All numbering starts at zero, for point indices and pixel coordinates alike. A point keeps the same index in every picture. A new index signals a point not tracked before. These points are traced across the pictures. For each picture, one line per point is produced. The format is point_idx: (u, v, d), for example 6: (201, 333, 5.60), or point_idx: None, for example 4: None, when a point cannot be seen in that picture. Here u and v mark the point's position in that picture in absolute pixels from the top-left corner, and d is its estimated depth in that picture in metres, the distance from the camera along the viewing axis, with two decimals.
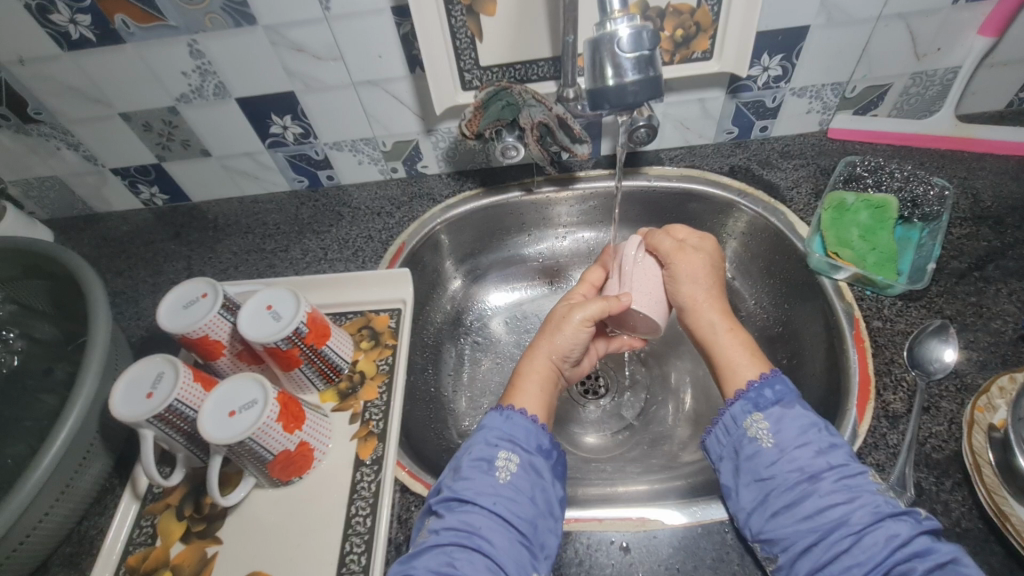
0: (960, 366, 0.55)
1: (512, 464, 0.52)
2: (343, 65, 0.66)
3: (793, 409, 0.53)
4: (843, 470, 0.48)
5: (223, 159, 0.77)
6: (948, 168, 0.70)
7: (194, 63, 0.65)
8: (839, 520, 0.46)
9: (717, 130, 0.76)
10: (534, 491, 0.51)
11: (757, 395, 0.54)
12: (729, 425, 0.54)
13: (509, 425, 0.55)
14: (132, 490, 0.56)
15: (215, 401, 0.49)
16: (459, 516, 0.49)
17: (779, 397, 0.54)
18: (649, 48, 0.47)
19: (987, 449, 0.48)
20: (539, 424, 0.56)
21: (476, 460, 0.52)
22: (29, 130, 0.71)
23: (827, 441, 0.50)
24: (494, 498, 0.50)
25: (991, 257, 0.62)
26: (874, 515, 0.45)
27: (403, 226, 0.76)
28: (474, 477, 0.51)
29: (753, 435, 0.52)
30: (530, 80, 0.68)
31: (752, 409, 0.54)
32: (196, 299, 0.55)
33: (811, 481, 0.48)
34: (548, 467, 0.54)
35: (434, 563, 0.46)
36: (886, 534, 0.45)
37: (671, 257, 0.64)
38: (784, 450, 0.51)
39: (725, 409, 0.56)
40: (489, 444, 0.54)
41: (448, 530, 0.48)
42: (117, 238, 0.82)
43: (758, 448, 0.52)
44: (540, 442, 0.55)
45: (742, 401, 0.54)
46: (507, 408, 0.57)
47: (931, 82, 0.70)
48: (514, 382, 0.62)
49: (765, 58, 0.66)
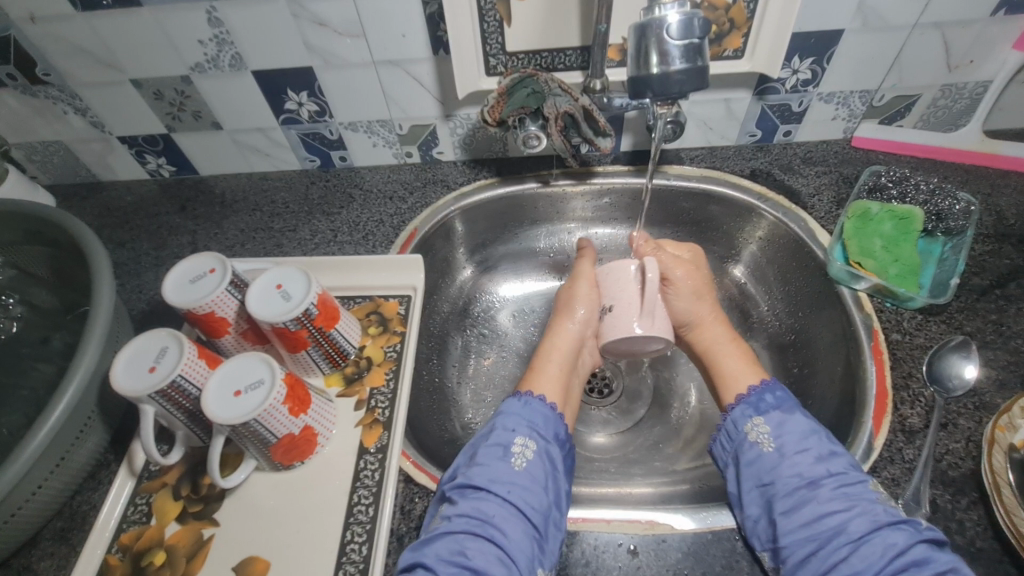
0: (979, 383, 0.54)
1: (528, 451, 0.54)
2: (365, 43, 0.64)
3: (793, 414, 0.55)
4: (842, 477, 0.49)
5: (234, 133, 0.75)
6: (972, 183, 0.69)
7: (211, 32, 0.63)
8: (838, 527, 0.47)
9: (740, 132, 0.74)
10: (547, 481, 0.53)
11: (757, 399, 0.57)
12: (731, 430, 0.56)
13: (529, 411, 0.57)
14: (128, 466, 0.54)
15: (221, 377, 0.48)
16: (473, 503, 0.49)
17: (779, 403, 0.56)
18: (698, 37, 0.46)
19: (1007, 469, 0.47)
20: (557, 412, 0.59)
21: (492, 447, 0.53)
22: (36, 91, 0.69)
23: (826, 448, 0.51)
24: (510, 487, 0.51)
25: (1013, 276, 0.62)
26: (874, 524, 0.46)
27: (415, 211, 0.75)
28: (491, 463, 0.52)
29: (755, 439, 0.54)
30: (557, 69, 0.66)
31: (753, 413, 0.56)
32: (203, 274, 0.53)
33: (810, 487, 0.50)
34: (560, 457, 0.56)
35: (445, 550, 0.46)
36: (885, 543, 0.45)
37: (672, 271, 0.65)
38: (784, 455, 0.52)
39: (727, 415, 0.58)
40: (507, 430, 0.55)
41: (460, 516, 0.48)
42: (120, 208, 0.80)
43: (759, 452, 0.53)
44: (556, 432, 0.57)
45: (743, 406, 0.57)
46: (526, 394, 0.59)
47: (961, 94, 0.69)
48: (534, 364, 0.64)
49: (796, 60, 0.65)
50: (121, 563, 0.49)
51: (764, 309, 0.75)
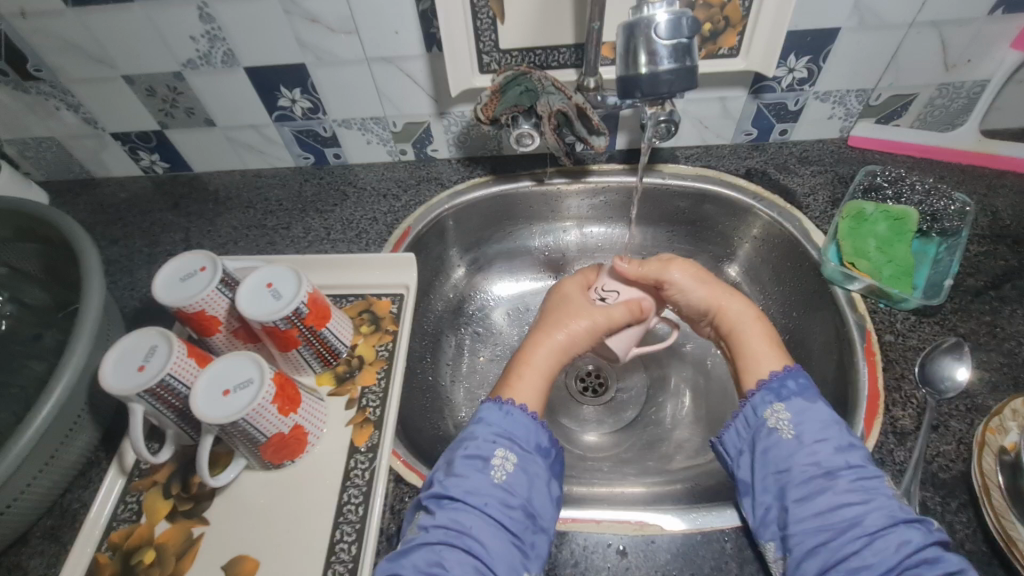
0: (971, 386, 0.54)
1: (509, 463, 0.51)
2: (358, 40, 0.63)
3: (815, 403, 0.52)
4: (861, 471, 0.48)
5: (227, 130, 0.75)
6: (968, 184, 0.69)
7: (203, 28, 0.62)
8: (853, 520, 0.46)
9: (736, 130, 0.74)
10: (529, 492, 0.50)
11: (780, 385, 0.54)
12: (749, 416, 0.54)
13: (509, 422, 0.54)
14: (119, 465, 0.54)
15: (210, 376, 0.48)
16: (450, 514, 0.48)
17: (802, 390, 0.53)
18: (688, 36, 0.46)
19: (996, 472, 0.47)
20: (539, 420, 0.55)
21: (471, 457, 0.51)
22: (28, 87, 0.69)
23: (846, 440, 0.50)
24: (488, 499, 0.49)
25: (1007, 277, 0.61)
26: (890, 519, 0.45)
27: (409, 209, 0.75)
28: (468, 474, 0.50)
29: (774, 426, 0.52)
30: (550, 66, 0.66)
31: (774, 399, 0.53)
32: (194, 273, 0.52)
33: (828, 477, 0.48)
34: (545, 466, 0.53)
35: (422, 562, 0.46)
36: (899, 538, 0.45)
37: (668, 274, 0.65)
38: (804, 444, 0.50)
39: (747, 400, 0.55)
40: (486, 441, 0.52)
41: (437, 527, 0.48)
42: (114, 205, 0.79)
43: (777, 440, 0.51)
44: (539, 441, 0.54)
45: (763, 391, 0.54)
46: (507, 402, 0.56)
47: (958, 94, 0.68)
48: (516, 371, 0.60)
49: (792, 58, 0.64)
50: (110, 562, 0.49)
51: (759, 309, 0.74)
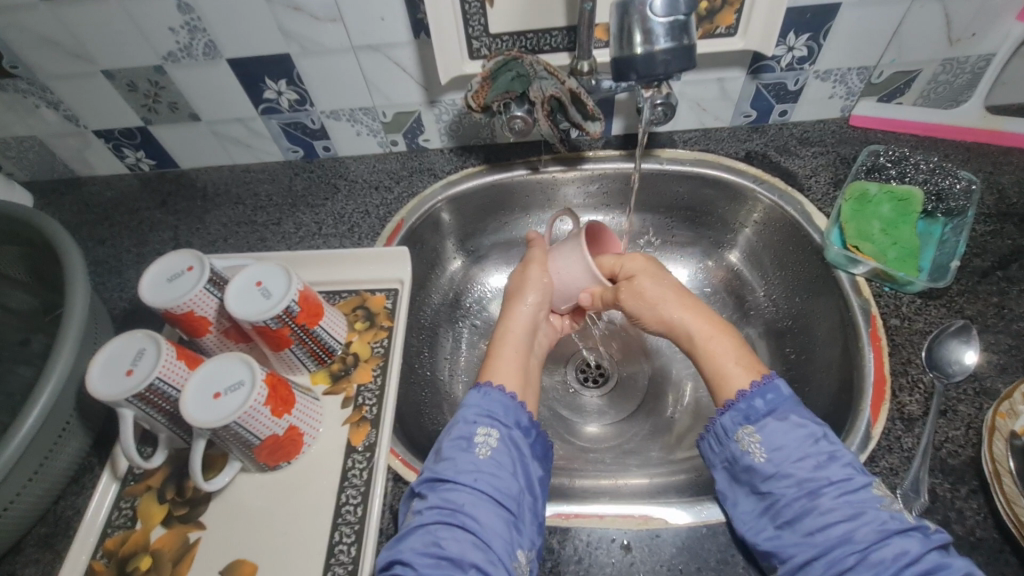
0: (979, 369, 0.53)
1: (492, 440, 0.51)
2: (344, 28, 0.61)
3: (786, 420, 0.49)
4: (844, 484, 0.46)
5: (213, 124, 0.73)
6: (973, 162, 0.67)
7: (182, 19, 0.60)
8: (842, 537, 0.44)
9: (735, 112, 0.72)
10: (514, 466, 0.50)
11: (748, 406, 0.50)
12: (720, 436, 0.51)
13: (488, 403, 0.54)
14: (110, 471, 0.53)
15: (199, 380, 0.46)
16: (442, 494, 0.48)
17: (771, 407, 0.50)
18: (684, 13, 0.44)
19: (1007, 457, 0.46)
20: (518, 400, 0.55)
21: (455, 439, 0.51)
22: (5, 84, 0.67)
23: (824, 454, 0.47)
24: (476, 475, 0.49)
25: (1015, 257, 0.60)
26: (881, 532, 0.43)
27: (402, 201, 0.73)
28: (455, 456, 0.50)
29: (745, 449, 0.49)
30: (543, 50, 0.64)
31: (743, 421, 0.50)
32: (181, 272, 0.51)
33: (811, 496, 0.46)
34: (527, 443, 0.53)
35: (420, 544, 0.45)
36: (894, 551, 0.42)
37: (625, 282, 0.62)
38: (780, 465, 0.47)
39: (714, 420, 0.52)
40: (468, 422, 0.52)
41: (431, 509, 0.47)
42: (100, 205, 0.78)
43: (751, 464, 0.48)
44: (520, 419, 0.54)
45: (731, 413, 0.51)
46: (487, 384, 0.55)
47: (962, 69, 0.66)
48: (491, 354, 0.60)
49: (792, 36, 0.62)
50: (106, 569, 0.48)
51: (761, 296, 0.73)
